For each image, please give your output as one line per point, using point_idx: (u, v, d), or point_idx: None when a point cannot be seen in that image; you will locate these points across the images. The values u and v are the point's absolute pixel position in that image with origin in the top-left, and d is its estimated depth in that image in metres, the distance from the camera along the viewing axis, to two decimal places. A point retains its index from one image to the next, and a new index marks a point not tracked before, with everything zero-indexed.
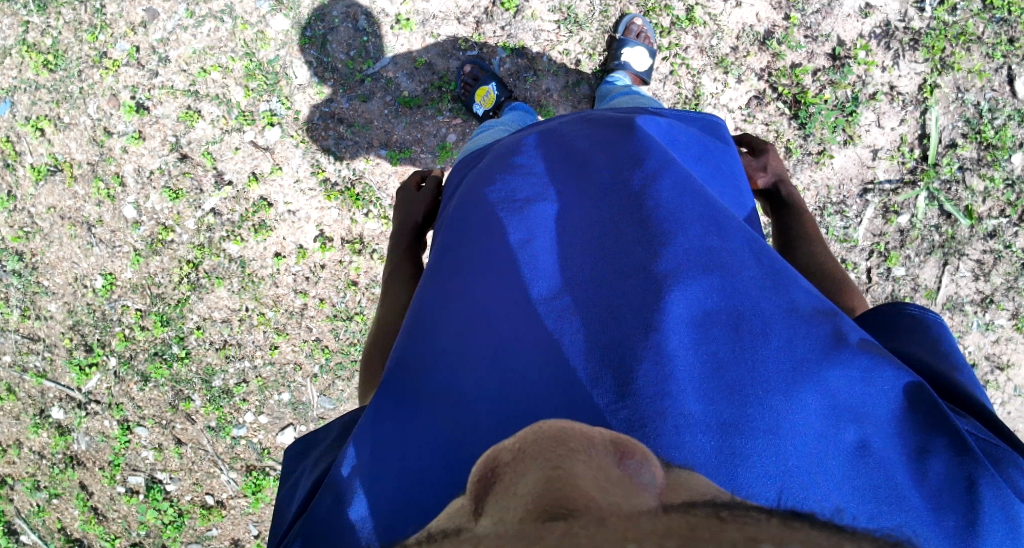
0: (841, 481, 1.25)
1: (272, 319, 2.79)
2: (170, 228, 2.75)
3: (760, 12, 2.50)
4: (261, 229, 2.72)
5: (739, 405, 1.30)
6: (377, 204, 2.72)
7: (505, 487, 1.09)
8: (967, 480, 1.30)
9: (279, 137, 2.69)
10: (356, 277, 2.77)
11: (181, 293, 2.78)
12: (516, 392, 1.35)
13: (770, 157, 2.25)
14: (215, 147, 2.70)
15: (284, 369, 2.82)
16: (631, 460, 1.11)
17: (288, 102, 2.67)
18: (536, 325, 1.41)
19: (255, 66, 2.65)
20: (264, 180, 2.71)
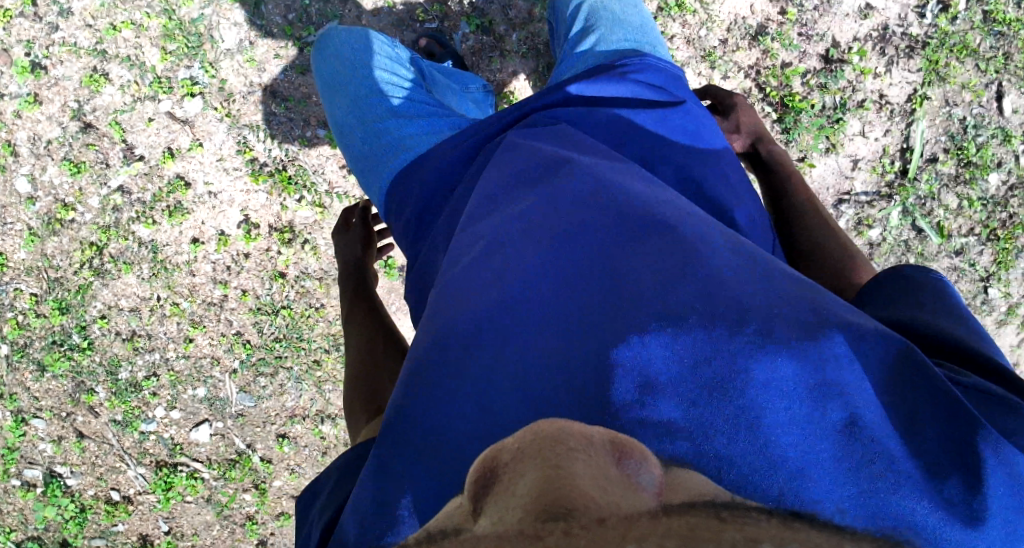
0: (835, 474, 1.03)
1: (188, 310, 2.49)
2: (70, 207, 2.41)
3: (755, 4, 2.33)
4: (175, 211, 2.41)
5: (717, 396, 1.07)
6: (310, 188, 2.44)
7: (503, 489, 0.90)
8: (967, 443, 1.07)
9: (200, 109, 2.38)
10: (284, 268, 2.48)
11: (84, 275, 2.45)
12: (482, 387, 1.12)
13: (741, 114, 2.15)
14: (125, 116, 2.38)
15: (200, 364, 2.52)
16: (633, 460, 0.93)
17: (212, 69, 2.37)
18: (491, 307, 1.18)
19: (174, 25, 2.34)
20: (181, 157, 2.40)
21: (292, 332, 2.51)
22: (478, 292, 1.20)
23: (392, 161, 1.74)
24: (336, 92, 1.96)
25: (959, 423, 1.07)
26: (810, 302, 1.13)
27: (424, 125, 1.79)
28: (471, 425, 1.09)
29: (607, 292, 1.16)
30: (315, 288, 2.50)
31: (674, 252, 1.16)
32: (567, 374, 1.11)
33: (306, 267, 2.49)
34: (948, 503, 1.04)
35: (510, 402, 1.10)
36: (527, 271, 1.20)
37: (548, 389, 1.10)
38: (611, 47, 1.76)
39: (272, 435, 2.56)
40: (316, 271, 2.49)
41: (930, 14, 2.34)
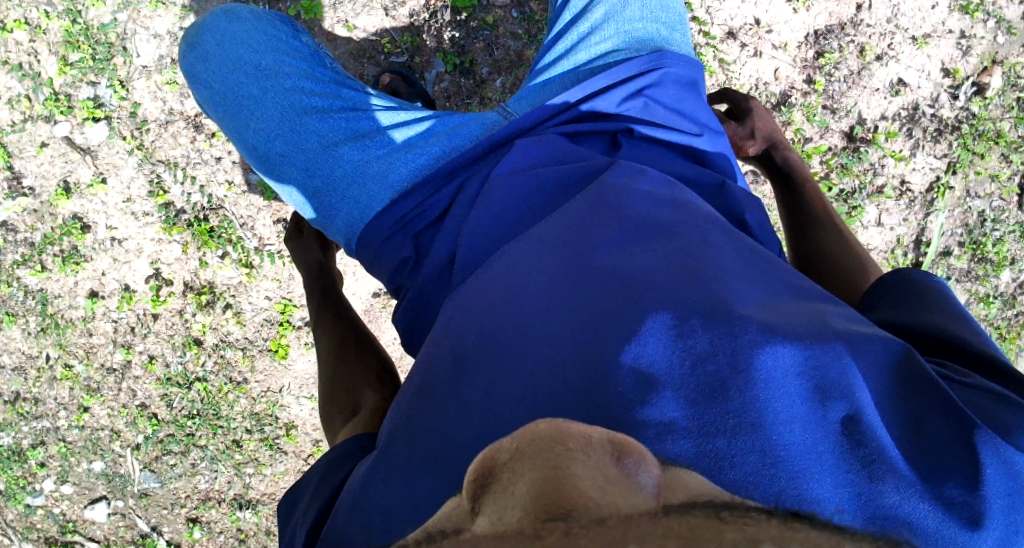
0: (857, 480, 0.76)
1: (83, 375, 1.92)
2: None
3: (781, 67, 1.75)
4: (68, 258, 1.86)
5: (733, 399, 0.79)
6: (236, 245, 1.85)
7: (498, 492, 0.66)
8: (965, 439, 0.83)
9: (104, 137, 1.79)
10: (202, 335, 1.90)
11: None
12: (454, 402, 0.88)
13: (757, 117, 1.65)
14: (11, 137, 1.80)
15: (95, 437, 1.94)
16: (637, 459, 0.67)
17: (123, 88, 1.79)
18: (468, 314, 0.94)
19: (79, 30, 1.76)
20: (79, 195, 1.83)
21: (208, 409, 1.93)
22: (458, 304, 0.97)
23: (343, 208, 1.29)
24: (221, 99, 1.38)
25: (955, 415, 0.84)
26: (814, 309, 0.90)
27: (371, 145, 1.28)
28: (439, 450, 0.85)
29: (603, 287, 0.91)
30: (236, 360, 1.92)
31: (671, 252, 0.94)
32: (554, 377, 0.85)
33: (227, 335, 1.90)
34: (967, 510, 0.79)
35: (483, 417, 0.84)
36: (513, 273, 0.96)
37: (519, 395, 0.84)
38: (619, 31, 1.34)
39: (181, 519, 1.97)
40: (240, 339, 1.90)
41: (964, 96, 1.78)
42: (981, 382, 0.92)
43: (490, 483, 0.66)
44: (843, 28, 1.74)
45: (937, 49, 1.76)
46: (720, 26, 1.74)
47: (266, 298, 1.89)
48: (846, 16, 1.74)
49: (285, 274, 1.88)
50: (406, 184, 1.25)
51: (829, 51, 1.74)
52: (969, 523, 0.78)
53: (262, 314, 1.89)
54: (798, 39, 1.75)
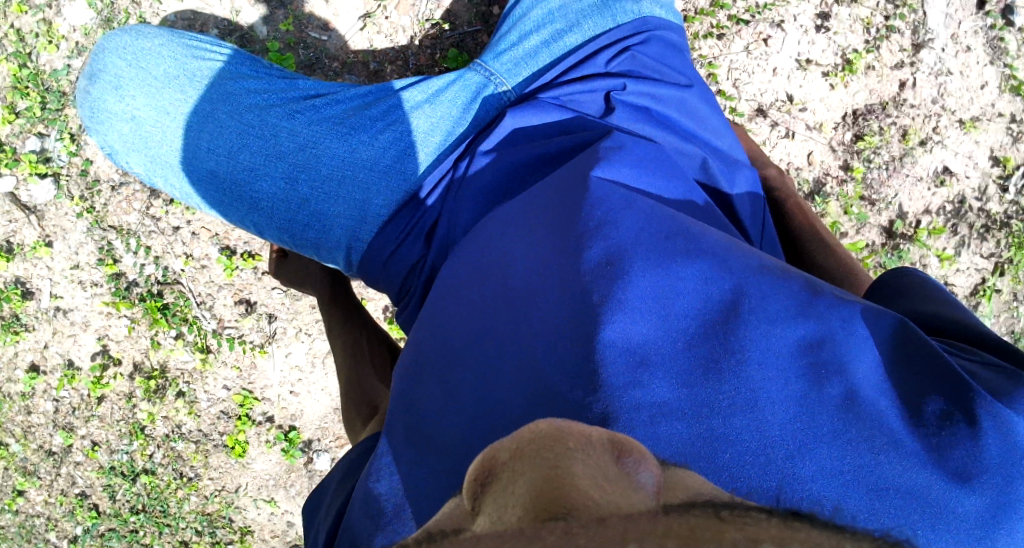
0: (851, 449, 0.77)
1: (21, 456, 1.66)
2: None
3: (813, 151, 1.56)
4: (7, 326, 1.58)
5: (725, 381, 0.79)
6: (194, 326, 1.60)
7: (495, 492, 0.55)
8: (966, 409, 0.81)
9: (53, 197, 1.53)
10: (150, 423, 1.65)
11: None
12: (450, 388, 0.88)
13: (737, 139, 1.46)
14: None
15: (30, 524, 1.68)
16: (639, 459, 0.57)
17: (76, 142, 1.52)
18: (456, 299, 0.93)
19: (27, 77, 1.48)
20: (22, 257, 1.56)
21: (154, 505, 1.67)
22: (449, 288, 0.96)
23: (345, 207, 1.12)
24: (156, 123, 1.19)
25: (954, 386, 0.82)
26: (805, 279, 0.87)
27: (355, 130, 1.14)
28: (438, 436, 0.86)
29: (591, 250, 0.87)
30: (187, 454, 1.66)
31: (666, 219, 0.89)
32: (547, 357, 0.83)
33: (180, 424, 1.65)
34: (960, 467, 0.79)
35: (481, 404, 0.84)
36: (502, 250, 0.93)
37: (509, 379, 0.84)
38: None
39: None
40: (194, 431, 1.65)
41: (1017, 189, 1.58)
42: (985, 355, 0.89)
43: (487, 484, 0.56)
44: (884, 108, 1.55)
45: (986, 134, 1.57)
46: (748, 102, 1.55)
47: (224, 388, 1.65)
48: (887, 95, 1.55)
49: (247, 363, 1.64)
50: (406, 169, 1.12)
51: (868, 134, 1.55)
52: (962, 484, 0.78)
53: (219, 406, 1.65)
54: (834, 120, 1.56)
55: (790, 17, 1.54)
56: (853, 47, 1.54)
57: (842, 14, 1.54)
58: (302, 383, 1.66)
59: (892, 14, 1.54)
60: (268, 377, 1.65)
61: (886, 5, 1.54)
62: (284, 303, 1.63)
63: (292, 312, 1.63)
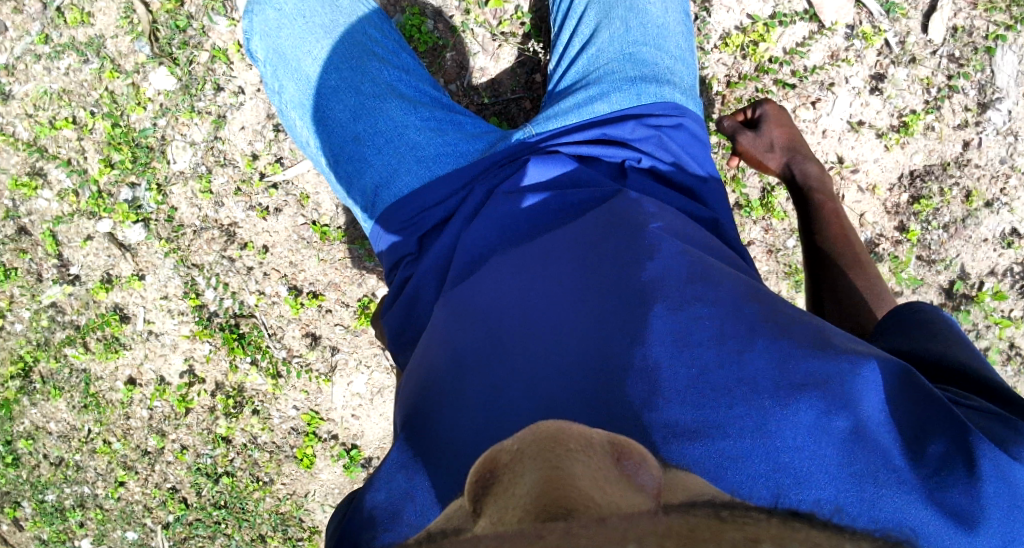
0: (856, 483, 0.79)
1: (120, 453, 1.83)
2: None
3: (865, 213, 1.53)
4: (109, 345, 1.76)
5: (733, 414, 0.82)
6: (265, 355, 1.75)
7: (498, 493, 0.65)
8: (966, 450, 0.82)
9: (143, 238, 1.69)
10: (229, 433, 1.81)
11: (7, 391, 1.80)
12: (460, 405, 0.91)
13: (772, 123, 1.37)
14: (62, 227, 1.70)
15: (129, 510, 1.86)
16: (635, 461, 0.66)
17: (161, 191, 1.67)
18: (473, 321, 0.96)
19: (119, 134, 1.64)
20: (119, 287, 1.73)
21: (234, 502, 1.83)
22: (464, 300, 0.99)
23: (377, 162, 1.21)
24: (289, 20, 1.31)
25: (950, 424, 0.83)
26: (813, 325, 0.88)
27: (424, 109, 1.24)
28: (446, 453, 0.90)
29: (614, 290, 0.91)
30: (263, 462, 1.82)
31: (688, 257, 0.94)
32: (558, 372, 0.87)
33: (257, 436, 1.80)
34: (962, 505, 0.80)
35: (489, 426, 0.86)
36: (525, 277, 0.96)
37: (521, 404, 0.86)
38: (622, 51, 1.22)
39: None
40: (268, 443, 1.81)
41: None
42: (986, 403, 0.88)
43: (492, 484, 0.66)
44: (946, 168, 1.51)
45: None
46: None
47: (294, 408, 1.79)
48: (949, 155, 1.51)
49: (314, 388, 1.78)
50: (444, 156, 1.18)
51: (926, 197, 1.51)
52: (964, 525, 0.80)
53: (289, 422, 1.80)
54: (890, 180, 1.52)
55: (841, 79, 1.52)
56: (911, 109, 1.51)
57: (899, 75, 1.51)
58: (363, 408, 1.79)
59: (956, 73, 1.49)
60: (332, 400, 1.78)
61: (949, 65, 1.50)
62: (346, 337, 1.75)
63: (353, 345, 1.75)
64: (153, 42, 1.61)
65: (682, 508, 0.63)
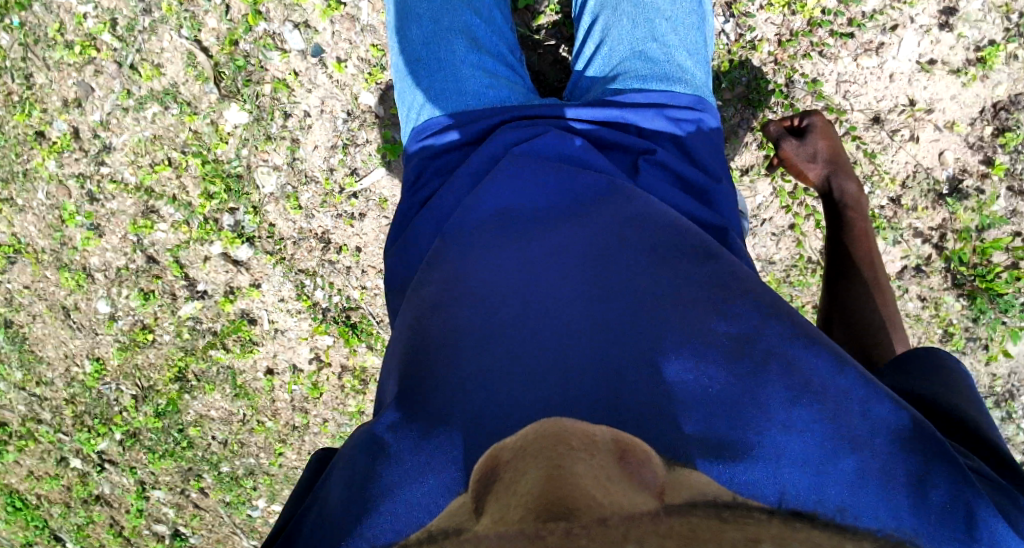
0: (859, 509, 0.76)
1: (274, 430, 1.90)
2: (150, 329, 1.84)
3: (946, 150, 1.64)
4: (245, 346, 1.85)
5: (737, 432, 0.81)
6: (378, 342, 1.85)
7: (502, 489, 0.72)
8: (970, 512, 0.78)
9: (251, 255, 1.79)
10: (363, 406, 1.89)
11: (169, 392, 1.88)
12: (446, 393, 0.87)
13: (819, 135, 1.42)
14: (183, 252, 1.79)
15: (293, 475, 1.93)
16: (631, 460, 0.74)
17: (257, 213, 1.76)
18: (476, 301, 0.93)
19: (210, 169, 1.73)
20: (242, 297, 1.82)
21: None
22: (469, 280, 0.96)
23: (424, 82, 1.26)
24: None
25: (957, 484, 0.79)
26: (836, 349, 0.85)
27: (488, 64, 1.28)
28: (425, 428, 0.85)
29: (627, 293, 0.90)
30: None
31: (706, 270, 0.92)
32: (560, 371, 0.85)
33: None
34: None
35: (482, 413, 0.84)
36: (533, 267, 0.95)
37: (520, 396, 0.84)
38: (631, 50, 1.24)
39: None
40: None
41: None
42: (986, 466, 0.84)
43: (497, 480, 0.73)
44: None
45: None
46: (865, 110, 1.64)
47: None
48: None
49: None
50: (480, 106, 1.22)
51: (1011, 128, 1.60)
52: None
53: None
54: (971, 115, 1.62)
55: (906, 20, 1.60)
56: (990, 40, 1.58)
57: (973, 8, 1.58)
58: None
59: None
60: None
61: None
62: None
63: None
64: (219, 83, 1.69)
65: (684, 506, 0.71)
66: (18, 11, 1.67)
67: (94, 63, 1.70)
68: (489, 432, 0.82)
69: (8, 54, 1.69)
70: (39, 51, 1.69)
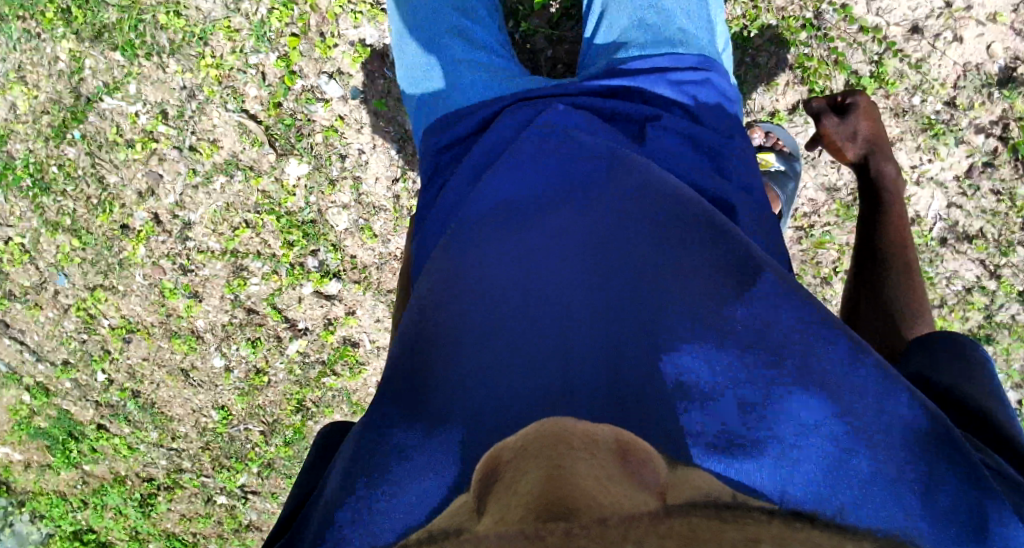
0: (854, 494, 0.81)
1: None
2: (264, 371, 1.97)
3: (992, 42, 1.81)
4: (353, 367, 1.95)
5: (738, 419, 0.86)
6: None
7: (507, 489, 0.76)
8: (972, 507, 0.83)
9: (342, 287, 1.90)
10: None
11: (294, 422, 2.00)
12: (456, 391, 0.92)
13: (860, 114, 1.55)
14: (278, 297, 1.92)
15: None
16: (636, 461, 0.77)
17: (339, 249, 1.87)
18: (484, 298, 0.98)
19: (286, 222, 1.86)
20: (341, 326, 1.94)
21: None
22: (475, 273, 1.00)
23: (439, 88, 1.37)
24: None
25: (968, 482, 0.84)
26: (854, 338, 0.89)
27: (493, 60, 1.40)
28: (434, 420, 0.91)
29: (634, 291, 0.95)
30: None
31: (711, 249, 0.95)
32: (566, 364, 0.91)
33: None
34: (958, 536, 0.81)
35: (486, 409, 0.90)
36: (539, 261, 0.99)
37: (524, 395, 0.90)
38: (632, 19, 1.37)
39: None
40: None
41: None
42: (1008, 464, 0.89)
43: (502, 482, 0.76)
44: None
45: None
46: (900, 25, 1.83)
47: None
48: None
49: None
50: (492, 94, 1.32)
51: None
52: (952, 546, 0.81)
53: None
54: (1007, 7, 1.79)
55: None
56: None
57: None
58: None
59: None
60: None
61: None
62: None
63: None
64: (273, 143, 1.82)
65: (685, 507, 0.72)
66: (77, 125, 1.83)
67: (157, 153, 1.84)
68: (489, 429, 0.88)
69: (79, 165, 1.86)
70: (104, 154, 1.86)
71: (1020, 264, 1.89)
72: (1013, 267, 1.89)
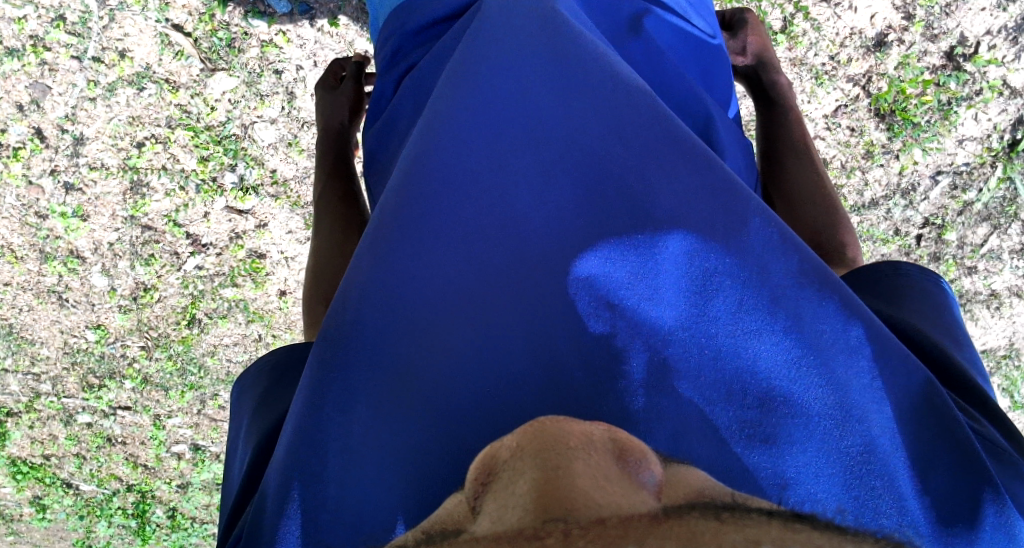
0: (850, 474, 0.75)
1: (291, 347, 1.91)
2: (152, 288, 1.86)
3: (877, 13, 1.82)
4: (252, 265, 1.86)
5: (728, 397, 0.76)
6: None
7: (496, 491, 0.57)
8: (972, 496, 0.78)
9: (260, 204, 1.83)
10: None
11: (184, 335, 1.89)
12: (427, 363, 0.79)
13: (750, 31, 1.51)
14: (182, 213, 1.82)
15: None
16: (640, 458, 0.59)
17: (258, 163, 1.80)
18: (454, 228, 0.83)
19: (206, 138, 1.78)
20: (251, 241, 1.85)
21: None
22: (437, 215, 0.83)
23: None
24: None
25: (969, 470, 0.79)
26: (843, 295, 0.81)
27: None
28: (416, 400, 0.79)
29: (624, 232, 0.80)
30: None
31: (706, 196, 0.82)
32: (557, 328, 0.79)
33: None
34: (945, 513, 0.77)
35: (479, 394, 0.78)
36: (510, 190, 0.84)
37: (516, 359, 0.79)
38: None
39: None
40: None
41: None
42: (996, 431, 0.87)
43: (489, 483, 0.58)
44: None
45: None
46: None
47: None
48: None
49: None
50: None
51: None
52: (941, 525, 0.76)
53: None
54: None
55: None
56: None
57: None
58: None
59: None
60: None
61: None
62: None
63: None
64: (202, 56, 1.75)
65: (692, 507, 0.54)
66: None
67: (47, 62, 1.73)
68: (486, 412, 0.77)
69: None
70: None
71: (854, 186, 1.90)
72: (850, 188, 1.90)
